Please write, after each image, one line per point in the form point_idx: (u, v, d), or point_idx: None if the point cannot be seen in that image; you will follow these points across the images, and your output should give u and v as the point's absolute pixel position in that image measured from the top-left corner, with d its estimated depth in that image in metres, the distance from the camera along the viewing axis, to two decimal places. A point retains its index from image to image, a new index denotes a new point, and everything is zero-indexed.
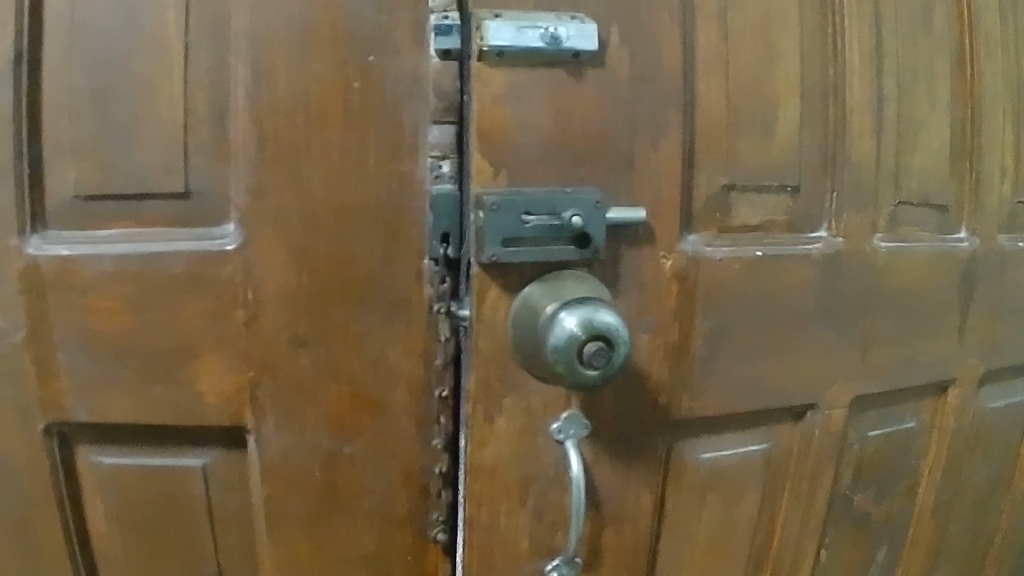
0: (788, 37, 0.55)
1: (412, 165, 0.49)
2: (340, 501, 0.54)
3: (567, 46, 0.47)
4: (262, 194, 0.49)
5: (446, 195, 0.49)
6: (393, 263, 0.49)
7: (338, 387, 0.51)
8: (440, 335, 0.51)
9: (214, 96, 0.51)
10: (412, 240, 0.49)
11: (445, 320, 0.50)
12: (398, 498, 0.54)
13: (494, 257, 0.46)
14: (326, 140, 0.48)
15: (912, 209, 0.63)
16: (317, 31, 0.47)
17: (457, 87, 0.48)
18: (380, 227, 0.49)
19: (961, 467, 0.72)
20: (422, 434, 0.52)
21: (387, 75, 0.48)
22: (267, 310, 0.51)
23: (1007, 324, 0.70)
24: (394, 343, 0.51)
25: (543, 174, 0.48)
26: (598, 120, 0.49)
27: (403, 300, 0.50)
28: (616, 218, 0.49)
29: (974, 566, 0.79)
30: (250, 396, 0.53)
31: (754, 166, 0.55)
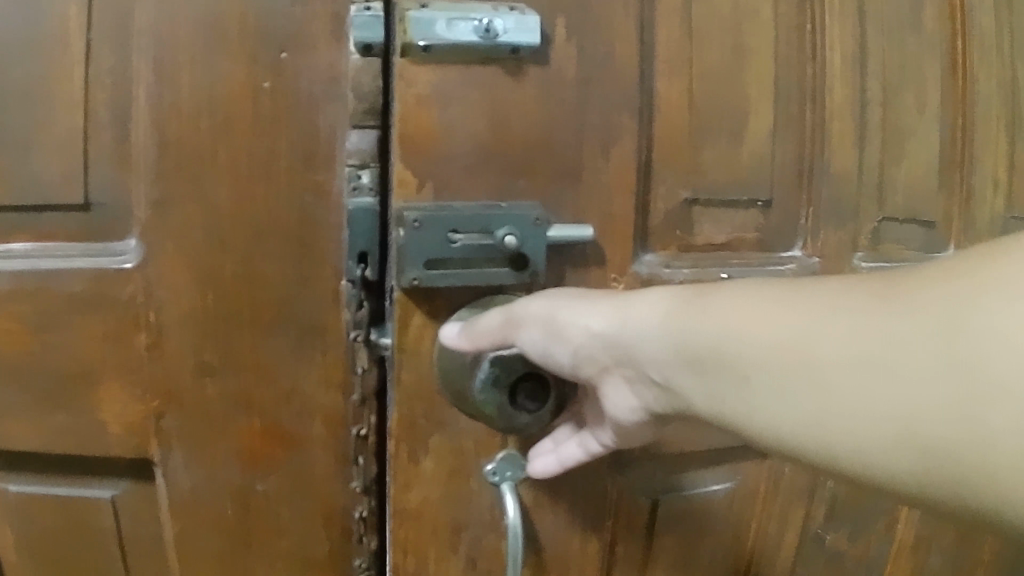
0: (761, 33, 0.50)
1: (328, 175, 0.43)
2: (253, 544, 0.48)
3: (505, 41, 0.42)
4: (163, 207, 0.44)
5: (365, 209, 0.43)
6: (308, 284, 0.44)
7: (248, 420, 0.46)
8: (358, 368, 0.46)
9: (119, 93, 0.46)
10: (328, 259, 0.44)
11: (364, 350, 0.46)
12: (317, 540, 0.49)
13: (415, 280, 0.41)
14: (235, 145, 0.43)
15: (897, 226, 0.58)
16: (225, 24, 0.42)
17: (379, 86, 0.43)
18: (292, 243, 0.44)
19: None
20: (340, 473, 0.47)
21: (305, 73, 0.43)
22: (171, 333, 0.45)
23: None
24: (309, 374, 0.46)
25: (476, 188, 0.43)
26: (540, 127, 0.44)
27: (319, 326, 0.45)
28: (559, 236, 0.44)
29: None
30: (154, 427, 0.47)
31: (720, 178, 0.50)
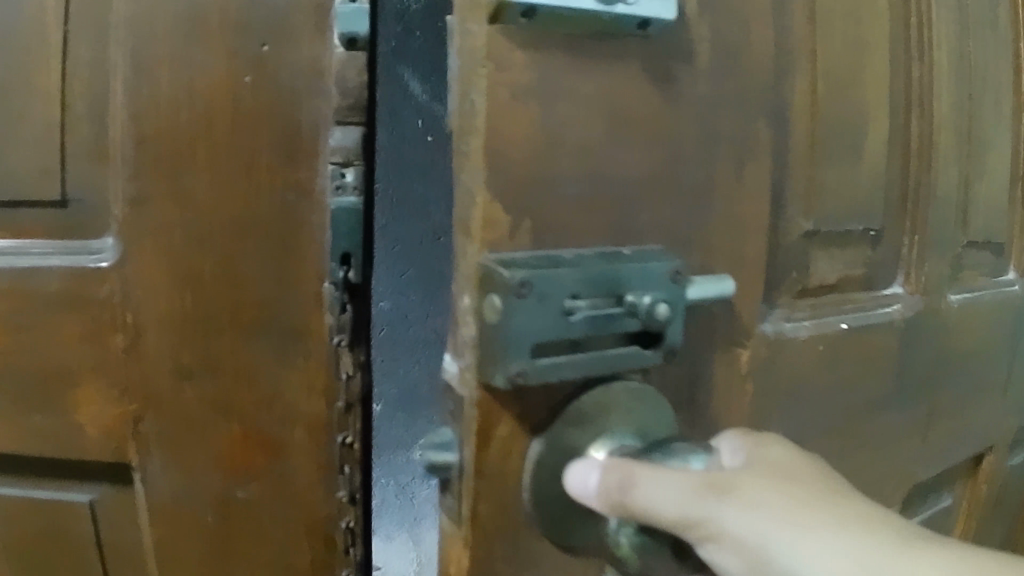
0: (878, 28, 0.51)
1: (310, 173, 0.41)
2: (236, 551, 0.47)
3: (635, 13, 0.33)
4: (141, 204, 0.43)
5: (348, 209, 0.41)
6: (290, 285, 0.42)
7: (228, 425, 0.45)
8: (342, 372, 0.43)
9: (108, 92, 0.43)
10: (311, 260, 0.42)
11: (348, 354, 0.43)
12: (301, 549, 0.46)
13: (521, 373, 0.31)
14: (214, 140, 0.42)
15: (975, 252, 0.66)
16: (205, 17, 0.41)
17: (364, 81, 0.40)
18: (274, 242, 0.42)
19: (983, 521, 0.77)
20: (325, 482, 0.44)
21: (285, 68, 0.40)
22: (149, 335, 0.44)
23: None
24: (291, 378, 0.43)
25: (586, 228, 0.34)
26: (663, 135, 0.36)
27: (301, 328, 0.43)
28: (695, 294, 0.37)
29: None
30: (133, 431, 0.46)
31: (839, 204, 0.49)
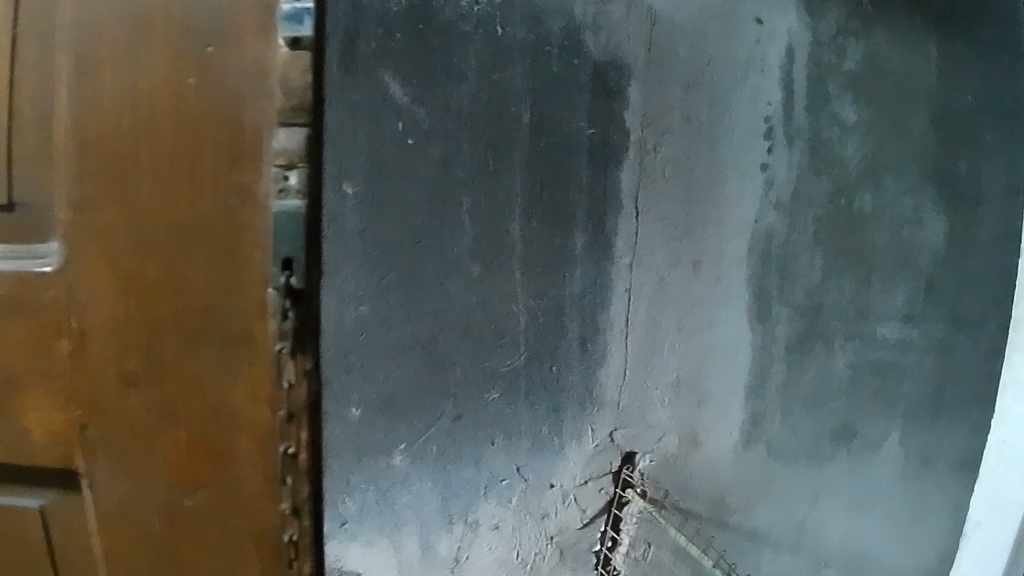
0: None
1: (253, 177, 0.47)
2: (184, 551, 0.53)
3: None
4: (85, 206, 0.47)
5: None
6: (234, 291, 0.48)
7: (175, 434, 0.50)
8: (285, 381, 0.50)
9: (339, 203, 1.22)
10: (254, 264, 0.47)
11: (290, 361, 0.50)
12: (247, 555, 0.53)
13: None
14: (157, 142, 0.46)
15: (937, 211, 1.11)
16: (150, 22, 0.46)
17: (305, 78, 0.54)
18: (215, 249, 0.47)
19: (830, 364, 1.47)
20: (269, 491, 0.51)
21: (367, 156, 1.22)
22: (95, 340, 0.49)
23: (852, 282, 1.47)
24: (235, 389, 0.49)
25: None
26: None
27: (244, 335, 0.48)
28: None
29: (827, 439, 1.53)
30: (78, 437, 0.51)
31: None
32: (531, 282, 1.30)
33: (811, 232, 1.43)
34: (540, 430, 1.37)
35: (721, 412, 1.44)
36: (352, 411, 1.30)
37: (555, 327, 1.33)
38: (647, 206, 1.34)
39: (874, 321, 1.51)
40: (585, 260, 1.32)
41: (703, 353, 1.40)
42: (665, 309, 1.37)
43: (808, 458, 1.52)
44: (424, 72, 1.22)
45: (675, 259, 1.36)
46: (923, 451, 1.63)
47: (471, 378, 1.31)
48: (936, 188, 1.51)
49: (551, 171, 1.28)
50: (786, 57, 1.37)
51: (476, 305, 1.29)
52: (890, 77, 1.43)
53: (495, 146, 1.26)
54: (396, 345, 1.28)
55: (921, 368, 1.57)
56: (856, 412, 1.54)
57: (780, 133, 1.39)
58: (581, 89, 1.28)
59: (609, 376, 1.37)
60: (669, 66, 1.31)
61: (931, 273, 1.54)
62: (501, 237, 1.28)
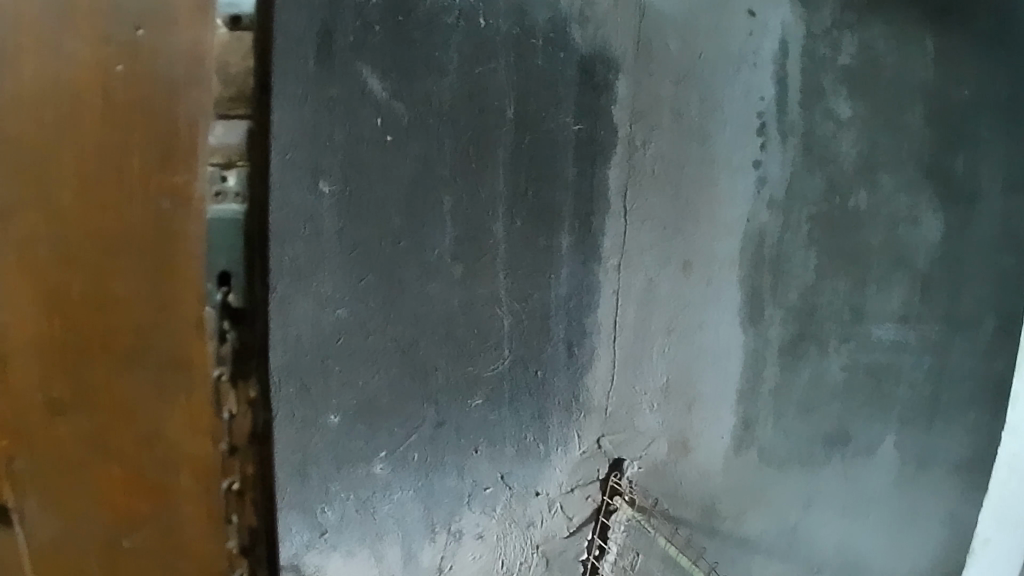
0: None
1: (181, 177, 0.72)
2: (119, 550, 0.79)
3: None
4: (9, 217, 0.69)
5: (233, 211, 0.84)
6: (160, 328, 0.74)
7: (112, 471, 0.77)
8: (212, 410, 0.79)
9: (316, 203, 1.17)
10: (181, 280, 0.73)
11: (226, 386, 0.82)
12: (194, 539, 0.81)
13: None
14: (83, 179, 0.70)
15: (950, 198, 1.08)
16: (83, 42, 0.69)
17: (246, 70, 0.89)
18: (140, 271, 0.72)
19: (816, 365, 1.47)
20: (207, 514, 0.80)
21: (345, 153, 1.18)
22: (22, 373, 0.72)
23: (840, 283, 1.44)
24: (167, 428, 0.77)
25: None
26: None
27: (175, 365, 0.75)
28: None
29: (817, 442, 1.52)
30: (9, 470, 0.74)
31: None
32: (516, 284, 1.26)
33: (805, 231, 1.39)
34: (525, 437, 1.33)
35: (711, 416, 1.41)
36: (331, 418, 1.27)
37: (540, 331, 1.28)
38: (634, 205, 1.30)
39: (869, 322, 1.49)
40: (571, 261, 1.28)
41: (692, 356, 1.36)
42: (654, 311, 1.33)
43: (802, 462, 1.51)
44: (404, 66, 1.18)
45: (665, 259, 1.32)
46: (919, 456, 1.62)
47: (453, 384, 1.28)
48: (932, 185, 1.48)
49: (536, 169, 1.24)
50: (779, 51, 1.33)
51: (458, 308, 1.25)
52: (884, 73, 1.40)
53: (477, 143, 1.22)
54: (374, 350, 1.25)
55: (916, 368, 1.56)
56: (849, 415, 1.53)
57: (773, 130, 1.35)
58: (568, 83, 1.24)
59: (596, 381, 1.33)
60: (659, 60, 1.28)
61: (927, 273, 1.51)
62: (484, 238, 1.24)
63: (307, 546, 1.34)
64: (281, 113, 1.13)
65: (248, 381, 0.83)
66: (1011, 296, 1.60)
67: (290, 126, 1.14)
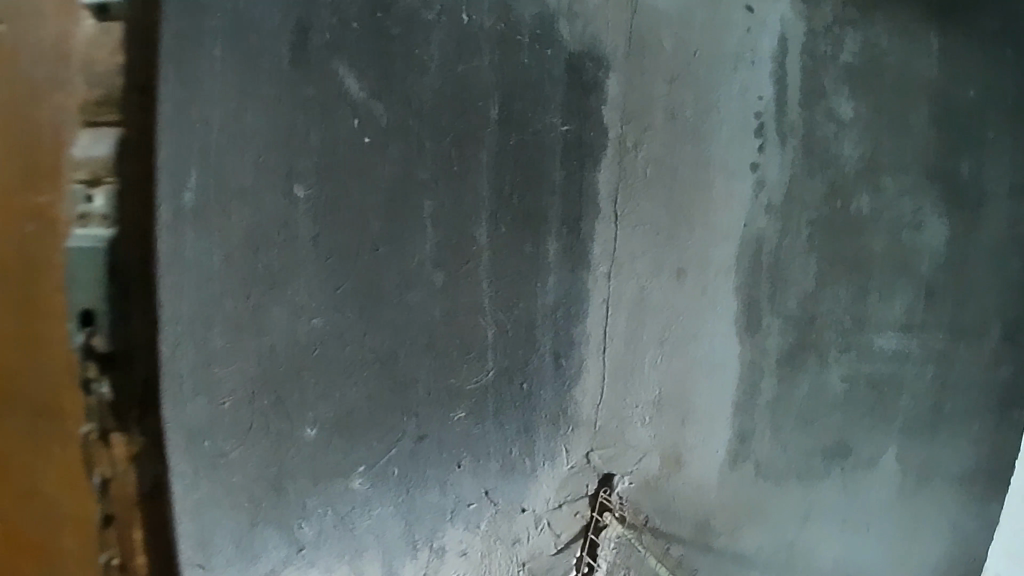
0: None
1: (41, 200, 1.03)
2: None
3: None
4: None
5: (95, 233, 1.02)
6: (42, 340, 1.03)
7: None
8: (90, 397, 1.06)
9: (292, 207, 1.12)
10: (58, 292, 1.03)
11: (104, 386, 1.07)
12: (60, 523, 1.08)
13: None
14: None
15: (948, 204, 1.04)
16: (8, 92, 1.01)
17: (98, 103, 1.04)
18: (9, 282, 1.02)
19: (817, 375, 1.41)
20: (85, 497, 1.08)
21: (322, 157, 1.12)
22: None
23: (842, 291, 1.39)
24: (52, 395, 1.05)
25: None
26: None
27: (55, 381, 1.04)
28: None
29: (816, 455, 1.46)
30: None
31: None
32: (500, 293, 1.20)
33: (805, 237, 1.34)
34: (509, 452, 1.27)
35: (706, 430, 1.35)
36: (309, 429, 1.19)
37: (526, 342, 1.23)
38: (625, 210, 1.24)
39: (871, 331, 1.43)
40: (558, 268, 1.22)
41: (686, 368, 1.30)
42: (646, 321, 1.27)
43: (801, 476, 1.46)
44: (383, 63, 1.13)
45: (657, 266, 1.26)
46: (921, 469, 1.56)
47: (435, 397, 1.22)
48: (936, 188, 1.42)
49: (521, 172, 1.19)
50: (778, 48, 1.27)
51: (439, 318, 1.20)
52: (887, 72, 1.34)
53: (460, 144, 1.17)
54: (352, 360, 1.19)
55: (920, 378, 1.50)
56: (849, 427, 1.47)
57: (771, 131, 1.29)
58: (555, 81, 1.19)
59: (585, 394, 1.27)
60: (652, 57, 1.22)
61: (931, 279, 1.45)
62: (467, 245, 1.18)
63: (283, 563, 1.23)
64: (256, 115, 1.08)
65: (126, 431, 1.08)
66: (1014, 304, 1.55)
67: (265, 128, 1.08)
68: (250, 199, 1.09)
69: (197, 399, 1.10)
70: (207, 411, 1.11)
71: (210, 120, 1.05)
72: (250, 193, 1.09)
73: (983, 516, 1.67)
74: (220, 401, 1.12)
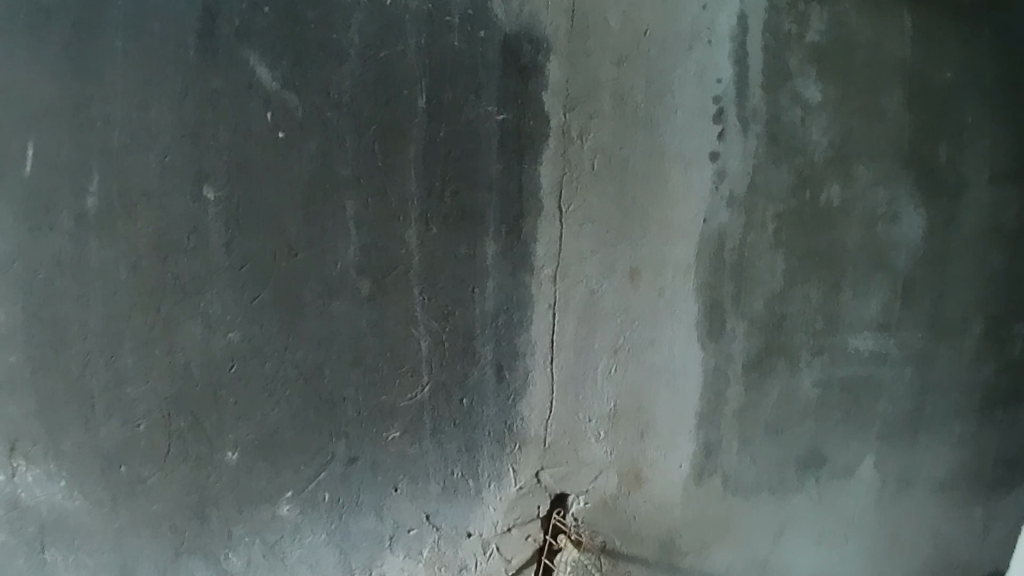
0: None
1: None
2: None
3: None
4: None
5: None
6: None
7: None
8: None
9: (200, 211, 1.07)
10: None
11: None
12: None
13: None
14: None
15: None
16: None
17: None
18: None
19: (786, 380, 1.30)
20: None
21: (230, 155, 1.07)
22: None
23: (811, 289, 1.28)
24: None
25: None
26: None
27: None
28: None
29: (788, 466, 1.35)
30: None
31: None
32: (433, 300, 1.10)
33: (771, 233, 1.23)
34: (451, 473, 1.16)
35: (667, 443, 1.24)
36: (230, 455, 1.13)
37: (464, 353, 1.12)
38: (572, 206, 1.13)
39: (846, 331, 1.32)
40: (498, 272, 1.11)
41: (643, 378, 1.20)
42: (597, 328, 1.16)
43: (772, 489, 1.34)
44: (295, 51, 1.06)
45: (609, 268, 1.15)
46: (918, 481, 1.42)
47: (366, 416, 1.12)
48: (913, 177, 1.30)
49: (454, 166, 1.09)
50: (738, 26, 1.17)
51: (367, 329, 1.09)
52: (857, 52, 1.24)
53: (384, 138, 1.08)
54: (272, 379, 1.11)
55: (899, 382, 1.36)
56: (824, 434, 1.35)
57: (732, 116, 1.18)
58: (490, 66, 1.09)
59: (532, 409, 1.17)
60: (597, 38, 1.12)
61: (909, 275, 1.33)
62: (394, 248, 1.08)
63: None
64: (162, 111, 1.06)
65: None
66: None
67: (171, 127, 1.06)
68: (156, 204, 1.07)
69: (111, 420, 1.11)
70: (123, 432, 1.11)
71: (115, 119, 1.05)
72: (156, 197, 1.07)
73: (987, 542, 1.49)
74: (135, 421, 1.11)
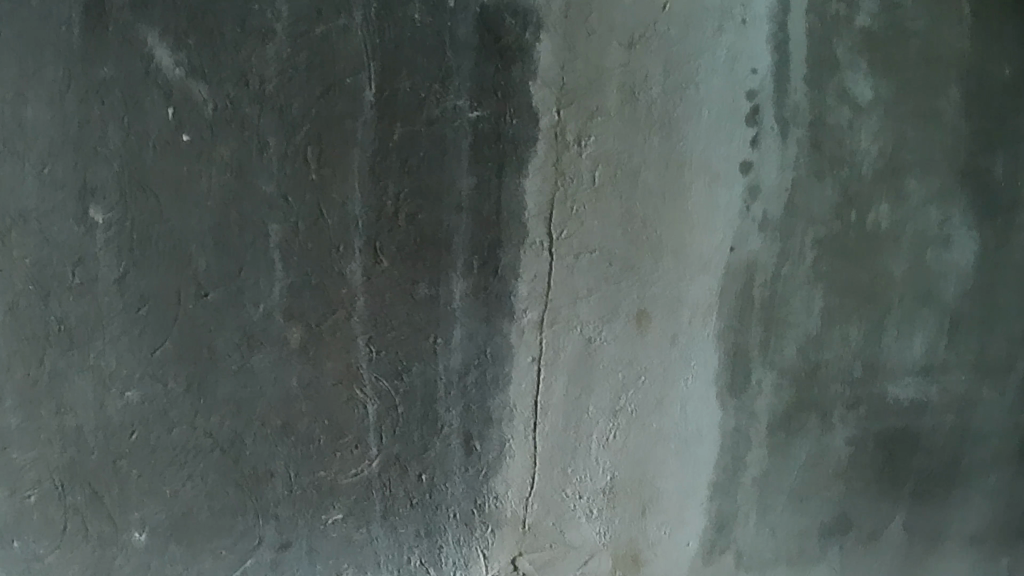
0: None
1: None
2: None
3: None
4: None
5: None
6: None
7: None
8: None
9: (86, 238, 0.83)
10: None
11: None
12: None
13: None
14: None
15: None
16: None
17: None
18: None
19: (816, 440, 1.03)
20: None
21: (123, 165, 0.82)
22: None
23: (851, 328, 1.01)
24: None
25: None
26: None
27: None
28: None
29: (810, 544, 1.06)
30: None
31: None
32: (383, 355, 0.88)
33: (809, 264, 0.97)
34: (407, 563, 0.94)
35: (675, 520, 1.00)
36: (137, 536, 0.90)
37: (422, 422, 0.90)
38: (563, 232, 0.89)
39: (886, 380, 1.03)
40: (466, 317, 0.89)
41: (647, 446, 0.97)
42: (592, 386, 0.94)
43: (789, 563, 1.06)
44: (207, 27, 0.81)
45: (607, 311, 0.92)
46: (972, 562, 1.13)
47: (299, 496, 0.90)
48: (989, 195, 1.01)
49: (411, 181, 0.85)
50: (777, 4, 0.91)
51: (299, 391, 0.88)
52: (916, 40, 0.96)
53: (321, 144, 0.84)
54: (183, 449, 0.88)
55: (938, 436, 1.06)
56: (853, 502, 1.06)
57: (769, 118, 0.93)
58: (460, 47, 0.84)
59: (509, 485, 0.94)
60: (602, 13, 0.87)
61: (972, 314, 1.04)
62: (334, 288, 0.86)
63: None
64: (40, 108, 0.81)
65: None
66: None
67: (50, 127, 0.81)
68: (34, 228, 0.82)
69: None
70: (8, 505, 0.88)
71: None
72: (33, 219, 0.82)
73: None
74: (24, 492, 0.87)
